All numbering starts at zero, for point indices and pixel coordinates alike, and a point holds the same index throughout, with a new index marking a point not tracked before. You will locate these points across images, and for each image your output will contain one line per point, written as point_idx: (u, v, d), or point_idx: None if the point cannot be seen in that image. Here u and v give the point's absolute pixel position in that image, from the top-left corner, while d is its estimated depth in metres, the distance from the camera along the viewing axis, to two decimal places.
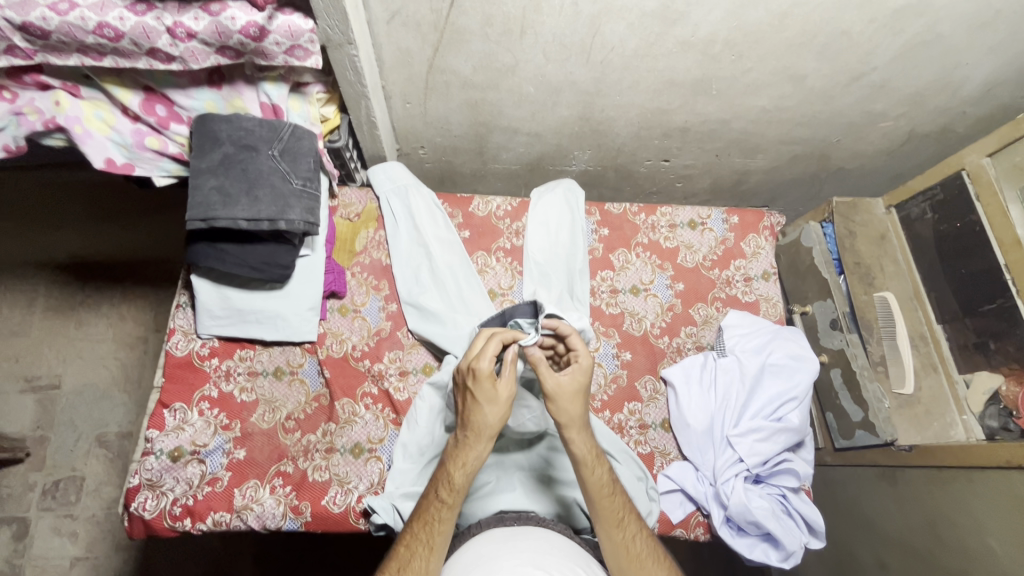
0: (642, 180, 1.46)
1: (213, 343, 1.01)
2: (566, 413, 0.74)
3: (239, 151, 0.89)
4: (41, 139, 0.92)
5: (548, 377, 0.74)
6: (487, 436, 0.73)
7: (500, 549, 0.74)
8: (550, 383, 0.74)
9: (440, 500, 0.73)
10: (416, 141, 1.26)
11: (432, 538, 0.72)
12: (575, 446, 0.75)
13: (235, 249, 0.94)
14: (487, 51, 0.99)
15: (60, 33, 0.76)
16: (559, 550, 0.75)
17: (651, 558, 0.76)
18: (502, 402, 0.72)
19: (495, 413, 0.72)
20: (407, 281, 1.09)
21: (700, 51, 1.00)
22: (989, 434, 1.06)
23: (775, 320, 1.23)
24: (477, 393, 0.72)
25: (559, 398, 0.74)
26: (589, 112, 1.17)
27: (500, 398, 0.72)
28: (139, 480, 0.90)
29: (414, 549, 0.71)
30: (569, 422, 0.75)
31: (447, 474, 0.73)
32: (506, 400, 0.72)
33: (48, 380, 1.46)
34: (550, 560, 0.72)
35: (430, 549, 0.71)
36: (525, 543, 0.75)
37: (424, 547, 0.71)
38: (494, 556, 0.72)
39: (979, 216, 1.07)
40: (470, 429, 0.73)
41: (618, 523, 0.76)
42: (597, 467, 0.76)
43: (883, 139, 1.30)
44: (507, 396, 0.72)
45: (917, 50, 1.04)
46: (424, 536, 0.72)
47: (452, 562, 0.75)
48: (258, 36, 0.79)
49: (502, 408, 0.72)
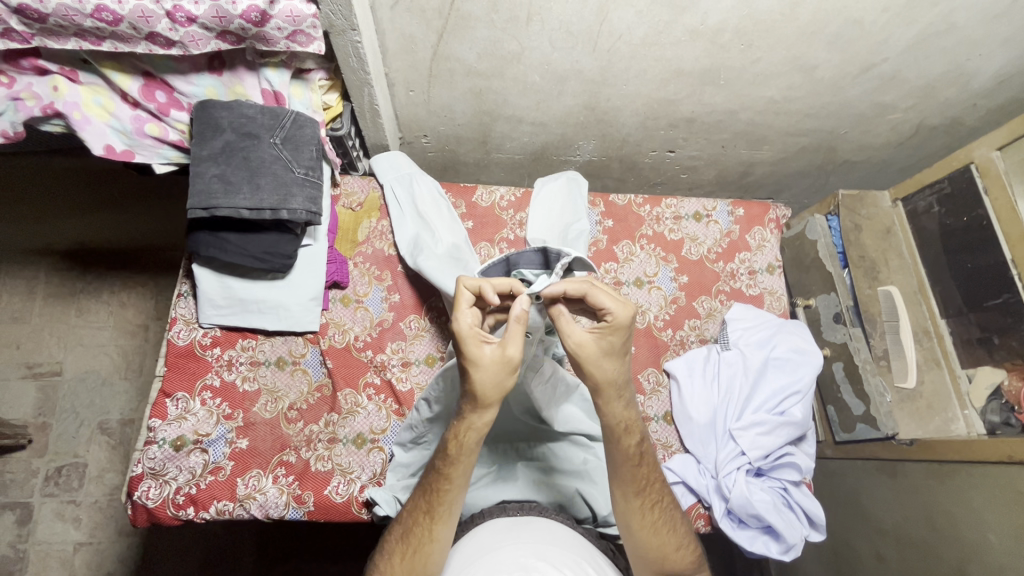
0: (646, 171, 1.45)
1: (214, 332, 1.01)
2: (594, 375, 0.72)
3: (240, 139, 0.88)
4: (39, 125, 0.91)
5: (571, 334, 0.71)
6: (487, 404, 0.68)
7: (503, 539, 0.74)
8: (573, 342, 0.71)
9: (438, 470, 0.72)
10: (418, 130, 1.25)
11: (434, 508, 0.72)
12: (608, 415, 0.74)
13: (237, 238, 0.93)
14: (492, 38, 0.97)
15: (57, 17, 0.74)
16: (562, 541, 0.75)
17: (668, 527, 0.77)
18: (495, 370, 0.66)
19: (488, 379, 0.66)
20: (411, 262, 1.07)
21: (709, 40, 0.98)
22: (990, 428, 1.06)
23: (779, 313, 1.22)
24: (463, 357, 0.66)
25: (583, 358, 0.71)
26: (595, 101, 1.15)
27: (488, 362, 0.65)
28: (142, 469, 0.90)
29: (415, 518, 0.73)
30: (599, 384, 0.72)
31: (444, 446, 0.71)
32: (497, 364, 0.65)
33: (50, 367, 1.46)
34: (553, 550, 0.72)
35: (432, 518, 0.72)
36: (529, 534, 0.75)
37: (424, 516, 0.72)
38: (498, 546, 0.72)
39: (987, 211, 1.06)
40: (466, 396, 0.68)
41: (636, 490, 0.76)
42: (626, 438, 0.74)
43: (892, 131, 1.28)
44: (498, 360, 0.65)
45: (930, 41, 1.02)
46: (425, 504, 0.73)
47: (457, 549, 0.76)
48: (260, 21, 0.77)
49: (491, 371, 0.65)
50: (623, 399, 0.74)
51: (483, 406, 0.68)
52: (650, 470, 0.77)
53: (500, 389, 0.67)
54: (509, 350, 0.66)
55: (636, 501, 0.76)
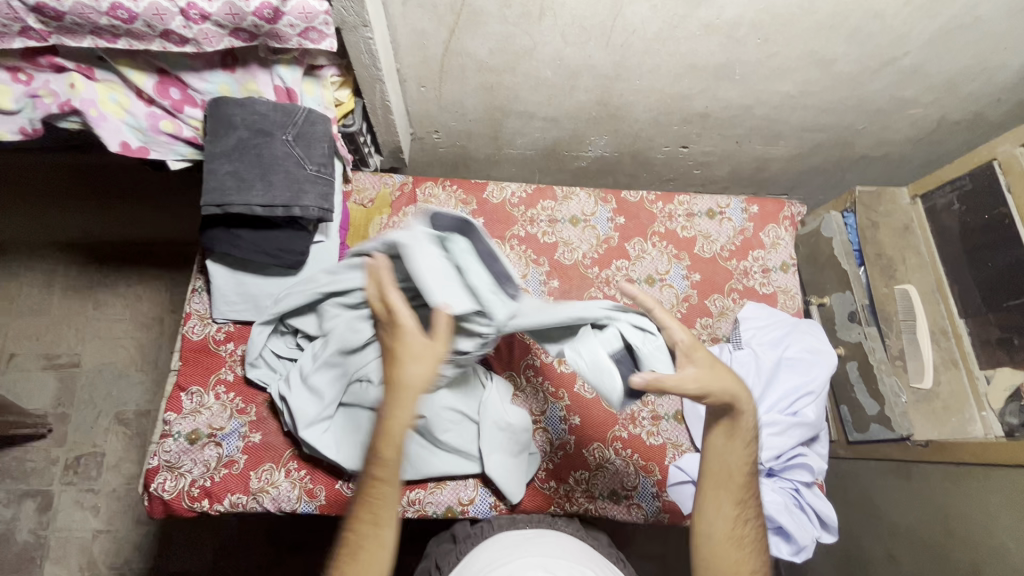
0: (659, 167, 1.43)
1: (228, 327, 1.02)
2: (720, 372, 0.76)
3: (253, 136, 0.88)
4: (57, 122, 0.92)
5: (682, 330, 0.78)
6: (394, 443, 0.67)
7: (512, 553, 0.77)
8: (685, 337, 0.78)
9: (367, 510, 0.68)
10: (430, 125, 1.25)
11: (373, 526, 0.68)
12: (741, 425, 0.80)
13: (249, 234, 0.93)
14: (504, 33, 0.96)
15: (74, 15, 0.75)
16: (569, 555, 0.77)
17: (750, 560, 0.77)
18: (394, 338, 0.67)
19: (415, 368, 0.66)
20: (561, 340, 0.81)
21: (725, 34, 0.97)
22: (1009, 431, 1.01)
23: (794, 313, 1.19)
24: (407, 351, 0.66)
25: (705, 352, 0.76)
26: (608, 96, 1.14)
27: (407, 388, 0.66)
28: (158, 462, 0.92)
29: (360, 531, 0.68)
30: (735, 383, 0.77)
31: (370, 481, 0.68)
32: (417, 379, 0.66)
33: (68, 358, 1.49)
34: (559, 565, 0.73)
35: (373, 537, 0.67)
36: (537, 548, 0.78)
37: (368, 527, 0.68)
38: (506, 559, 0.74)
39: (1009, 208, 1.04)
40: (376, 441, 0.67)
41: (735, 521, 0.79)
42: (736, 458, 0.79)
43: (911, 127, 1.26)
44: (421, 357, 0.66)
45: (954, 34, 0.99)
46: (366, 515, 0.68)
47: (472, 557, 0.80)
48: (272, 18, 0.77)
49: (410, 403, 0.66)
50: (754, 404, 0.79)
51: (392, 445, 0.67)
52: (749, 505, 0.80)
53: (408, 386, 0.66)
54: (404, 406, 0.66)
55: (737, 494, 0.80)
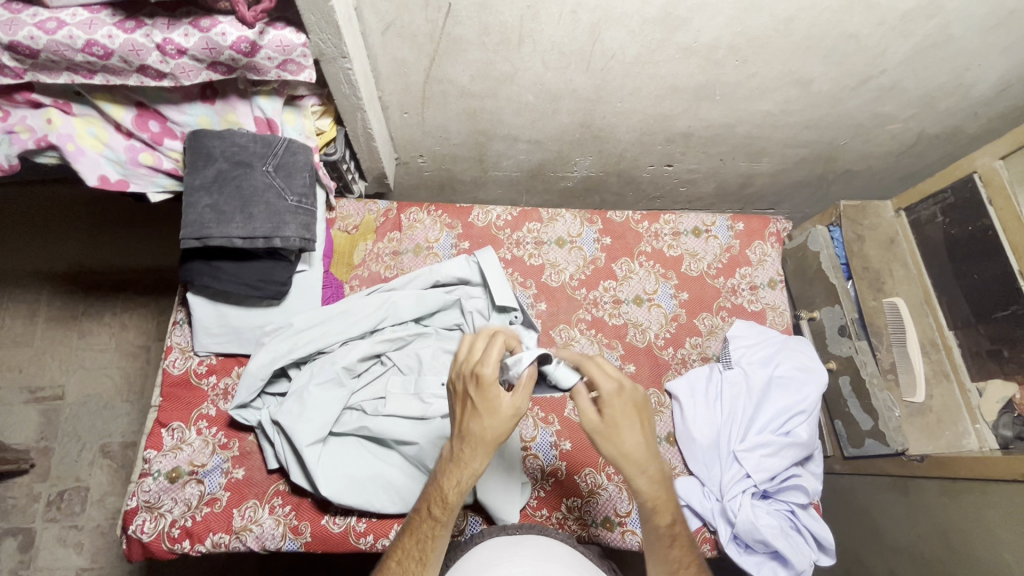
0: (645, 185, 1.44)
1: (210, 360, 1.00)
2: (615, 441, 0.69)
3: (233, 167, 0.88)
4: (34, 158, 0.91)
5: (605, 380, 0.71)
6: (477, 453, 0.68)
7: (500, 556, 0.77)
8: (606, 389, 0.70)
9: (433, 518, 0.71)
10: (414, 150, 1.25)
11: (425, 555, 0.71)
12: (643, 492, 0.72)
13: (231, 267, 0.92)
14: (484, 60, 0.96)
15: (49, 52, 0.75)
16: (560, 557, 0.78)
17: None
18: (476, 394, 0.68)
19: (493, 426, 0.67)
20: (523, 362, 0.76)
21: (703, 57, 0.98)
22: (1003, 443, 1.03)
23: (783, 329, 1.19)
24: (482, 403, 0.67)
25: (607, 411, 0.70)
26: (590, 118, 1.15)
27: (501, 413, 0.67)
28: (137, 502, 0.89)
29: (406, 567, 0.70)
30: (626, 454, 0.70)
31: (440, 493, 0.71)
32: (506, 417, 0.68)
33: (51, 391, 1.46)
34: (550, 569, 0.74)
35: (423, 565, 0.71)
36: (526, 550, 0.78)
37: (415, 565, 0.70)
38: (496, 563, 0.75)
39: (992, 221, 1.05)
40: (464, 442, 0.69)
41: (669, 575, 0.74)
42: (658, 520, 0.73)
43: (892, 141, 1.27)
44: (508, 414, 0.68)
45: (928, 52, 1.01)
46: (416, 552, 0.71)
47: (465, 558, 0.79)
48: (249, 51, 0.77)
49: (502, 422, 0.67)
50: (653, 473, 0.71)
51: (476, 453, 0.68)
52: (684, 556, 0.75)
53: (483, 441, 0.68)
54: (520, 403, 0.68)
55: (663, 555, 0.74)
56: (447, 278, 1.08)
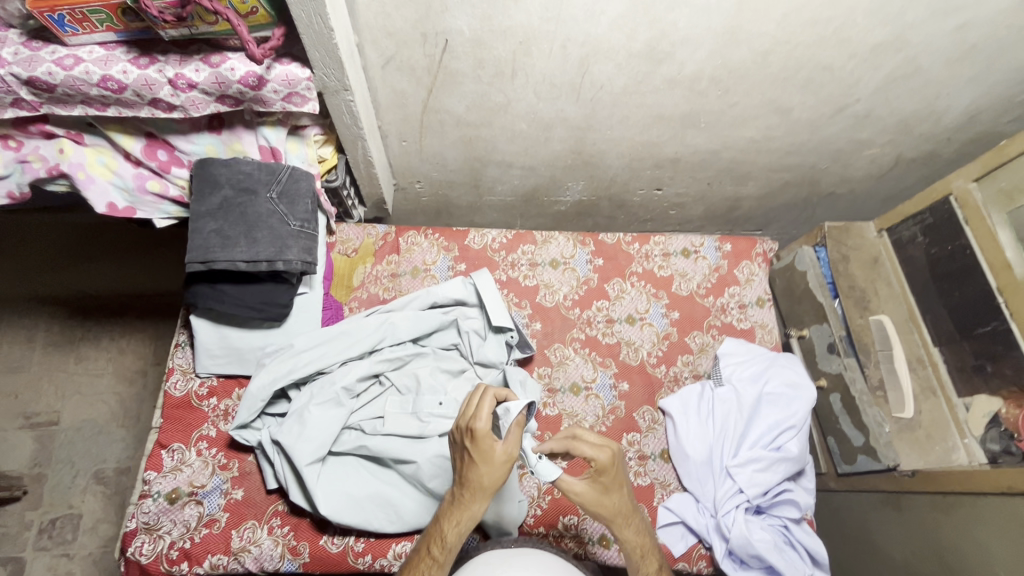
0: (636, 209, 1.49)
1: (211, 381, 1.02)
2: (608, 506, 0.79)
3: (238, 194, 0.91)
4: (45, 185, 0.95)
5: (600, 454, 0.78)
6: (473, 496, 0.74)
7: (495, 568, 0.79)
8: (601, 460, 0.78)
9: (431, 558, 0.74)
10: (412, 176, 1.29)
11: None
12: (626, 539, 0.81)
13: (234, 290, 0.94)
14: (479, 92, 1.01)
15: (65, 87, 0.79)
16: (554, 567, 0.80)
17: None
18: (473, 445, 0.73)
19: (489, 472, 0.73)
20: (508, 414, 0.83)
21: (687, 87, 1.03)
22: (992, 458, 1.05)
23: (772, 347, 1.22)
24: (479, 451, 0.73)
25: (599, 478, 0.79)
26: (582, 145, 1.19)
27: (496, 459, 0.73)
28: (136, 524, 0.90)
29: None
30: (615, 514, 0.80)
31: (440, 531, 0.75)
32: (500, 463, 0.73)
33: (47, 416, 1.46)
34: None
35: None
36: (520, 561, 0.80)
37: None
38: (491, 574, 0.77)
39: (969, 241, 1.09)
40: (463, 485, 0.75)
41: None
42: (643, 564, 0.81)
43: (872, 164, 1.32)
44: (502, 460, 0.73)
45: (899, 82, 1.06)
46: None
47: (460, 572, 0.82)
48: (256, 85, 0.81)
49: (497, 468, 0.73)
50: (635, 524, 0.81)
51: (473, 494, 0.74)
52: None
53: (480, 486, 0.73)
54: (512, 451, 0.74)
55: None
56: (442, 300, 1.10)
